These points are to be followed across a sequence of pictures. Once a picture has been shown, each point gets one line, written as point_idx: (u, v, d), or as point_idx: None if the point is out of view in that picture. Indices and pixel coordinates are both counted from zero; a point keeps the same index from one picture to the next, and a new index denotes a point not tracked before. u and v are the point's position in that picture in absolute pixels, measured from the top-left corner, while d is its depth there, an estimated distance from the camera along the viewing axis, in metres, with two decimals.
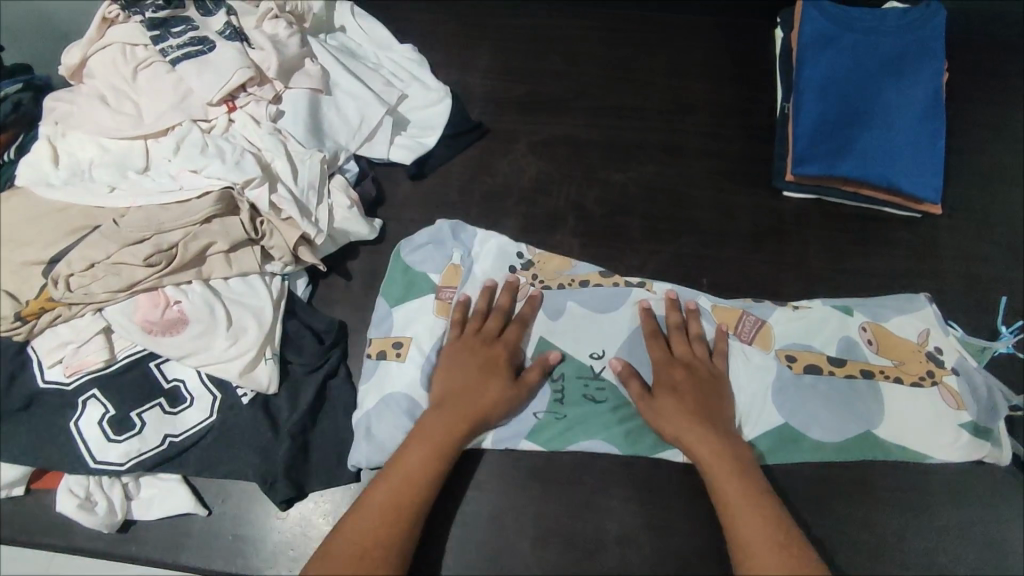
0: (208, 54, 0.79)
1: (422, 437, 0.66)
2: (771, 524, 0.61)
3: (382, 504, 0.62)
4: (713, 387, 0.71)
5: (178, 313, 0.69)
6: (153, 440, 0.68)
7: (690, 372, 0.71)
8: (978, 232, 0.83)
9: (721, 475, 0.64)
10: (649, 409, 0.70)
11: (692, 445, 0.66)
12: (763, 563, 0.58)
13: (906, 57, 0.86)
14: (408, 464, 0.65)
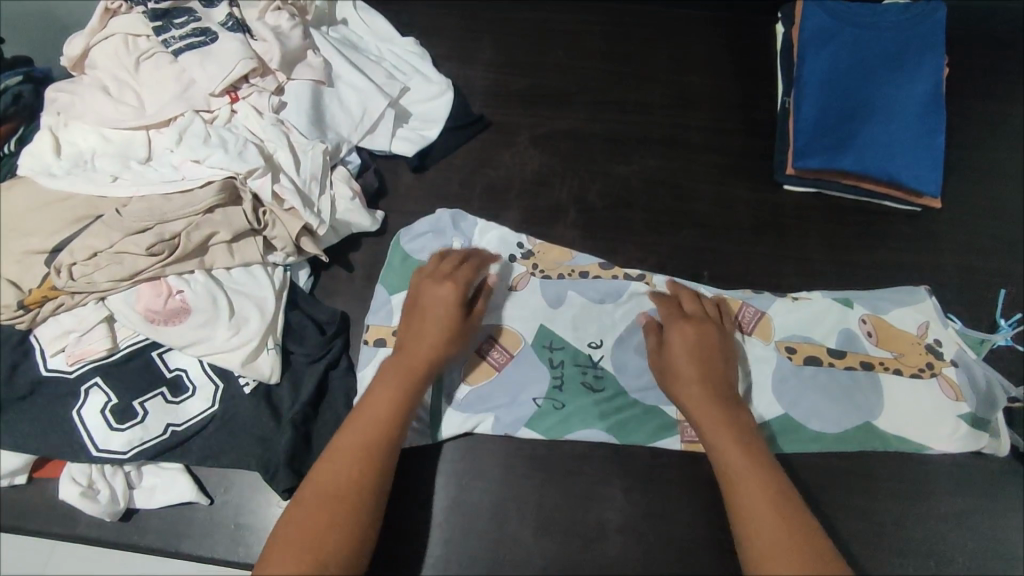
0: (210, 45, 0.79)
1: (388, 381, 0.65)
2: (770, 480, 0.59)
3: (353, 446, 0.61)
4: (718, 347, 0.69)
5: (181, 303, 0.69)
6: (155, 429, 0.68)
7: (697, 331, 0.70)
8: (978, 226, 0.84)
9: (724, 432, 0.63)
10: (657, 365, 0.70)
11: (698, 404, 0.65)
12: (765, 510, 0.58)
13: (907, 51, 0.86)
14: (376, 404, 0.64)
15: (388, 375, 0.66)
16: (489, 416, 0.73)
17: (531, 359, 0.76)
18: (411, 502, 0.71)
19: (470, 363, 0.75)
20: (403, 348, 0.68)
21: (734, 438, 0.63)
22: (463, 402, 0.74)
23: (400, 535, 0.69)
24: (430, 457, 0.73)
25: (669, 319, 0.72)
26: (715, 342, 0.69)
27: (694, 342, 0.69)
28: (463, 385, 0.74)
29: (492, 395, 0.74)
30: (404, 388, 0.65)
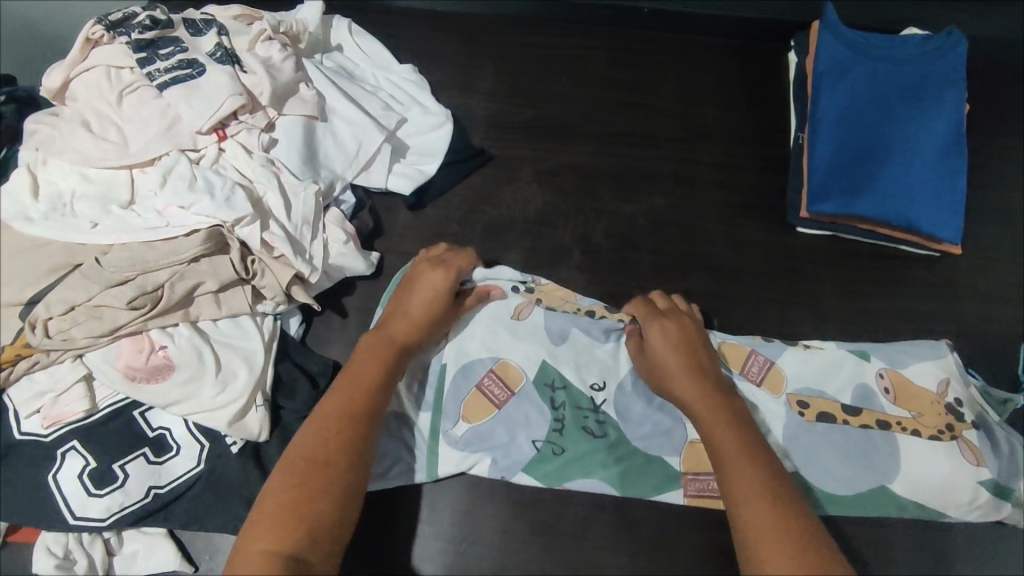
0: (197, 79, 0.75)
1: (360, 358, 0.63)
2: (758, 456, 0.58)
3: (331, 422, 0.58)
4: (697, 338, 0.69)
5: (164, 359, 0.66)
6: (136, 493, 0.65)
7: (678, 325, 0.69)
8: (999, 273, 0.80)
9: (712, 419, 0.62)
10: (644, 366, 0.70)
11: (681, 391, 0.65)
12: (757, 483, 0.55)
13: (926, 89, 0.83)
14: (358, 380, 0.61)
15: (371, 354, 0.64)
16: (486, 458, 0.69)
17: (532, 397, 0.72)
18: (406, 568, 0.68)
19: (470, 400, 0.72)
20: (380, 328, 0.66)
21: (723, 425, 0.61)
22: (460, 442, 0.70)
23: None
24: (426, 520, 0.69)
25: (646, 315, 0.70)
26: (695, 336, 0.69)
27: (675, 335, 0.68)
28: (461, 423, 0.71)
29: (490, 435, 0.70)
30: (385, 367, 0.63)
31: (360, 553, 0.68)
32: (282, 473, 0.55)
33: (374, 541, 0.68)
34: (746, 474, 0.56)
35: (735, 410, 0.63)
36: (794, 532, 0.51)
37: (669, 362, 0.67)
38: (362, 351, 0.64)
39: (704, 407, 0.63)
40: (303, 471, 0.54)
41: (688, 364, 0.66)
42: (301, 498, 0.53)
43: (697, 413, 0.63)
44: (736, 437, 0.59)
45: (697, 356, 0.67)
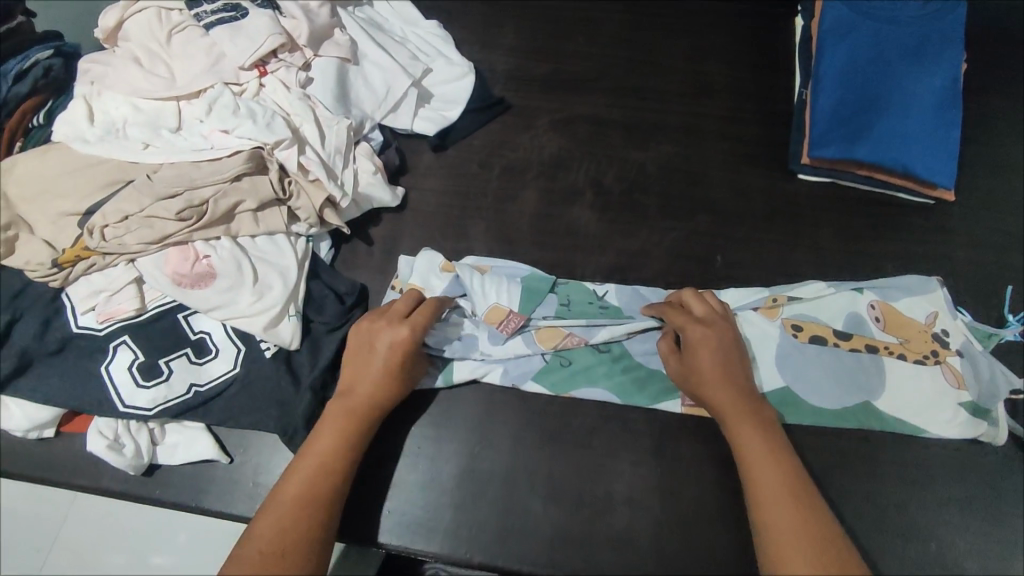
0: (241, 20, 0.80)
1: (328, 420, 0.67)
2: (781, 468, 0.62)
3: (325, 461, 0.64)
4: (735, 349, 0.70)
5: (207, 267, 0.72)
6: (179, 388, 0.71)
7: (716, 336, 0.69)
8: (989, 221, 0.85)
9: (737, 419, 0.66)
10: (678, 368, 0.70)
11: (709, 392, 0.68)
12: (771, 495, 0.60)
13: (927, 46, 0.86)
14: (347, 417, 0.67)
15: (352, 406, 0.68)
16: (497, 367, 0.76)
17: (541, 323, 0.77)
18: (423, 469, 0.73)
19: (490, 310, 0.77)
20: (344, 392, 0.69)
21: (754, 430, 0.65)
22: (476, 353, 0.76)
23: (411, 498, 0.71)
24: (445, 426, 0.74)
25: (684, 321, 0.71)
26: (732, 346, 0.70)
27: (715, 346, 0.69)
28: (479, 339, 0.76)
29: (503, 346, 0.76)
30: (345, 438, 0.66)
31: (383, 452, 0.73)
32: (281, 501, 0.61)
33: (395, 443, 0.74)
34: (771, 482, 0.61)
35: (763, 416, 0.66)
36: (823, 538, 0.58)
37: (704, 370, 0.68)
38: (337, 406, 0.68)
39: (732, 417, 0.66)
40: (299, 499, 0.61)
41: (723, 373, 0.68)
42: (286, 542, 0.58)
43: (727, 417, 0.66)
44: (765, 445, 0.64)
45: (730, 365, 0.69)
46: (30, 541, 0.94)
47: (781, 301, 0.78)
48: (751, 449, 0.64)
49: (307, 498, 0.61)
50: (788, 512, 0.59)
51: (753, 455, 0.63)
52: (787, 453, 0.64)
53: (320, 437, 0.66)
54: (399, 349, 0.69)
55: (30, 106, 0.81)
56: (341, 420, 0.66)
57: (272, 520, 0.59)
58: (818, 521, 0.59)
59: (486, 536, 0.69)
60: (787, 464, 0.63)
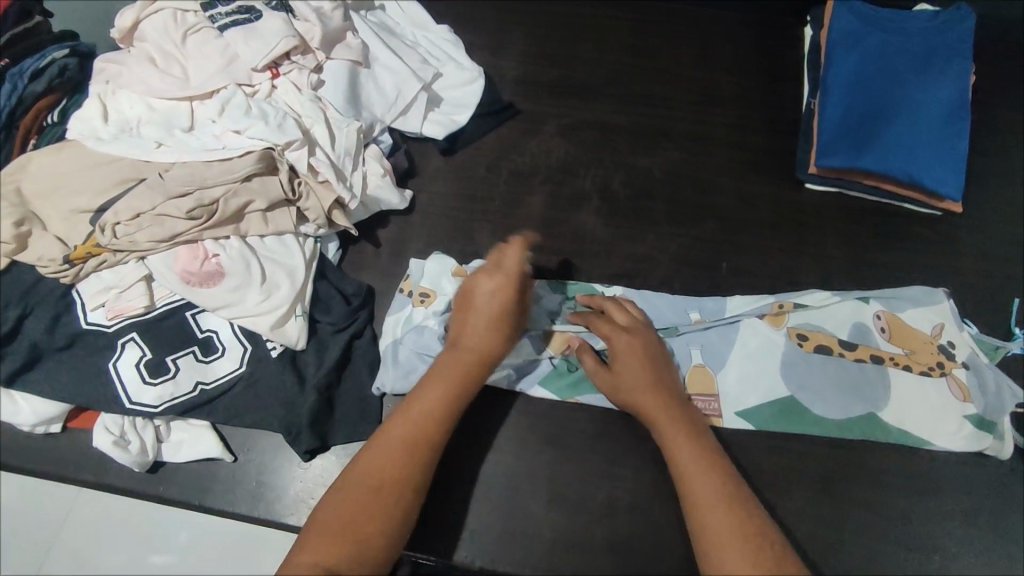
0: (254, 23, 0.81)
1: (433, 382, 0.64)
2: (711, 468, 0.61)
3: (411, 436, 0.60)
4: (657, 355, 0.70)
5: (216, 266, 0.72)
6: (185, 386, 0.71)
7: (639, 343, 0.70)
8: (997, 233, 0.85)
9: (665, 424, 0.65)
10: (605, 379, 0.70)
11: (639, 399, 0.67)
12: (703, 497, 0.59)
13: (935, 57, 0.87)
14: (440, 381, 0.63)
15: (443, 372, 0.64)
16: (507, 370, 0.75)
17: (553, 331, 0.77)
18: None
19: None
20: (453, 352, 0.66)
21: (680, 430, 0.64)
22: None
23: None
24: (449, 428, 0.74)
25: (609, 330, 0.71)
26: (656, 352, 0.71)
27: (639, 352, 0.69)
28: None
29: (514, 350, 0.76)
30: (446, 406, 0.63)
31: None
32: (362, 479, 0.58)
33: None
34: (700, 480, 0.61)
35: (691, 417, 0.66)
36: (753, 534, 0.57)
37: (633, 376, 0.68)
38: (444, 366, 0.65)
39: (662, 420, 0.65)
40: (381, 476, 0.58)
41: (651, 378, 0.68)
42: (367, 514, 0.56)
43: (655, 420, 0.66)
44: (693, 445, 0.63)
45: (656, 371, 0.69)
46: (32, 536, 0.95)
47: (787, 307, 0.78)
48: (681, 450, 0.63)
49: (397, 472, 0.59)
50: (717, 512, 0.58)
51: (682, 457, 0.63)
52: (717, 452, 0.64)
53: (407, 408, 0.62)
54: (507, 307, 0.67)
55: (45, 104, 0.82)
56: (443, 383, 0.63)
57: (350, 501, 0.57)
58: (746, 515, 0.58)
59: (487, 539, 0.69)
60: (716, 463, 0.62)
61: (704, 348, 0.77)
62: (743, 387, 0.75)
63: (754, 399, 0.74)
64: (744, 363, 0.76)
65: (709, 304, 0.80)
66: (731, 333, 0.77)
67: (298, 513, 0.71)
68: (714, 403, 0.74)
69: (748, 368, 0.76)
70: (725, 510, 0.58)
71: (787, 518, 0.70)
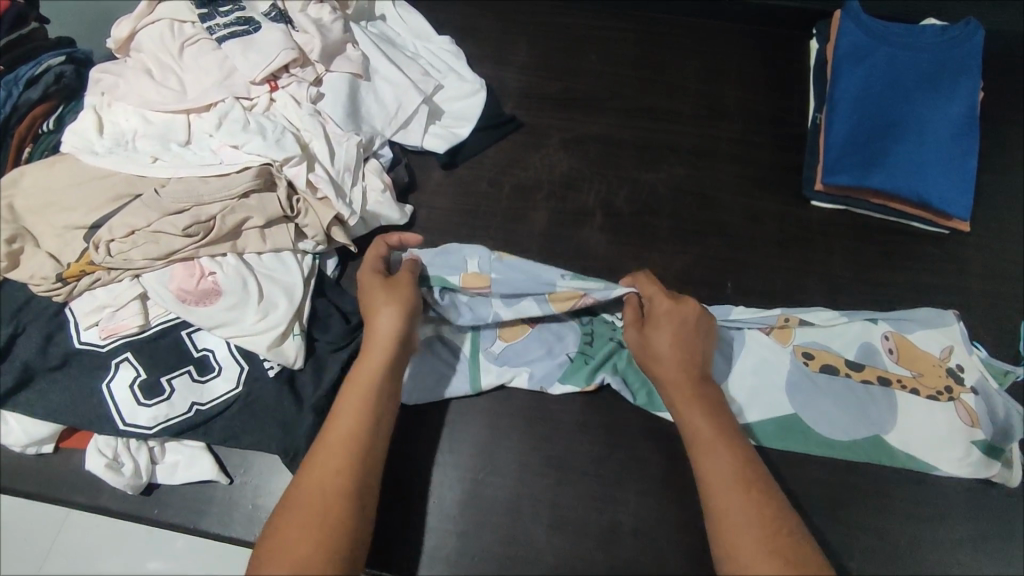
0: (253, 34, 0.80)
1: (358, 380, 0.63)
2: (730, 451, 0.60)
3: (350, 444, 0.60)
4: (698, 332, 0.68)
5: (212, 284, 0.71)
6: (180, 407, 0.70)
7: (682, 315, 0.68)
8: (1006, 252, 0.84)
9: (684, 403, 0.64)
10: (636, 343, 0.69)
11: (660, 373, 0.67)
12: (718, 478, 0.59)
13: (943, 74, 0.86)
14: (383, 343, 0.65)
15: (375, 346, 0.66)
16: (524, 370, 0.75)
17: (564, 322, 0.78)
18: (427, 495, 0.71)
19: (470, 273, 0.76)
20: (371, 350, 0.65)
21: (699, 410, 0.63)
22: (499, 358, 0.76)
23: (412, 523, 0.70)
24: (451, 450, 0.73)
25: (658, 296, 0.70)
26: (699, 329, 0.69)
27: (679, 326, 0.68)
28: (497, 341, 0.77)
29: (524, 352, 0.76)
30: (377, 401, 0.63)
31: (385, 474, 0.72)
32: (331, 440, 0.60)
33: (396, 465, 0.72)
34: (720, 470, 0.59)
35: (711, 398, 0.65)
36: (767, 520, 0.55)
37: (662, 350, 0.67)
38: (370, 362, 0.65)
39: (680, 400, 0.65)
40: (325, 479, 0.57)
41: (681, 355, 0.67)
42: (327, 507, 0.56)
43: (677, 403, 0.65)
44: (710, 425, 0.62)
45: (688, 348, 0.67)
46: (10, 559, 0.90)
47: (793, 321, 0.76)
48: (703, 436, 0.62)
49: (343, 469, 0.58)
50: (734, 496, 0.57)
51: (698, 437, 0.62)
52: (737, 436, 0.62)
53: (341, 409, 0.62)
54: (409, 303, 0.68)
55: (40, 112, 0.80)
56: (367, 378, 0.63)
57: (295, 514, 0.55)
58: (765, 504, 0.57)
59: (489, 567, 0.68)
60: (735, 448, 0.61)
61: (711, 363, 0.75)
62: (748, 406, 0.73)
63: (761, 417, 0.73)
64: (750, 381, 0.74)
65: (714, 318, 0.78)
66: (736, 346, 0.76)
67: None
68: None
69: (754, 386, 0.74)
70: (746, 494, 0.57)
71: None
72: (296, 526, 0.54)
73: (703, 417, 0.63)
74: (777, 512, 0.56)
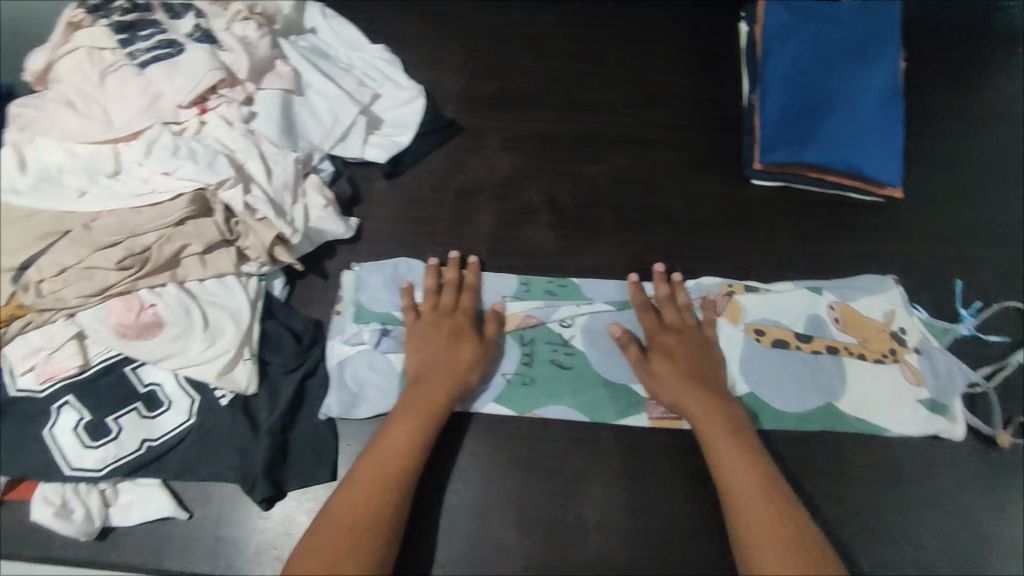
0: (177, 57, 0.77)
1: (405, 413, 0.67)
2: (754, 471, 0.64)
3: (384, 472, 0.64)
4: (704, 357, 0.72)
5: (153, 316, 0.69)
6: (130, 445, 0.68)
7: (686, 343, 0.73)
8: (938, 214, 0.87)
9: (708, 426, 0.67)
10: (642, 371, 0.72)
11: (677, 400, 0.69)
12: (743, 496, 0.63)
13: (867, 45, 0.88)
14: (432, 383, 0.69)
15: (426, 385, 0.69)
16: None
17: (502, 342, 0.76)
18: None
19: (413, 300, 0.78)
20: (422, 386, 0.69)
21: (722, 435, 0.66)
22: None
23: None
24: None
25: (654, 329, 0.74)
26: (702, 352, 0.73)
27: (677, 354, 0.72)
28: None
29: None
30: (418, 438, 0.66)
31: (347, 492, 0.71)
32: (369, 464, 0.65)
33: None
34: (746, 493, 0.63)
35: (731, 420, 0.68)
36: (789, 534, 0.60)
37: (669, 378, 0.70)
38: (414, 395, 0.68)
39: (703, 422, 0.67)
40: (360, 504, 0.62)
41: (691, 378, 0.70)
42: (357, 530, 0.61)
43: (701, 427, 0.67)
44: (732, 445, 0.66)
45: (699, 374, 0.71)
46: None
47: (737, 289, 0.79)
48: (729, 460, 0.65)
49: (375, 493, 0.63)
50: (760, 513, 0.61)
51: (722, 458, 0.65)
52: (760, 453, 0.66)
53: (385, 440, 0.66)
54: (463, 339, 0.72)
55: None
56: (418, 413, 0.67)
57: (339, 516, 0.61)
58: (789, 520, 0.61)
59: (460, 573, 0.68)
60: (759, 467, 0.65)
61: None
62: None
63: None
64: None
65: None
66: None
67: (261, 565, 0.70)
68: None
69: None
70: (771, 513, 0.61)
71: None
72: (321, 545, 0.59)
73: (727, 438, 0.66)
74: (801, 528, 0.61)
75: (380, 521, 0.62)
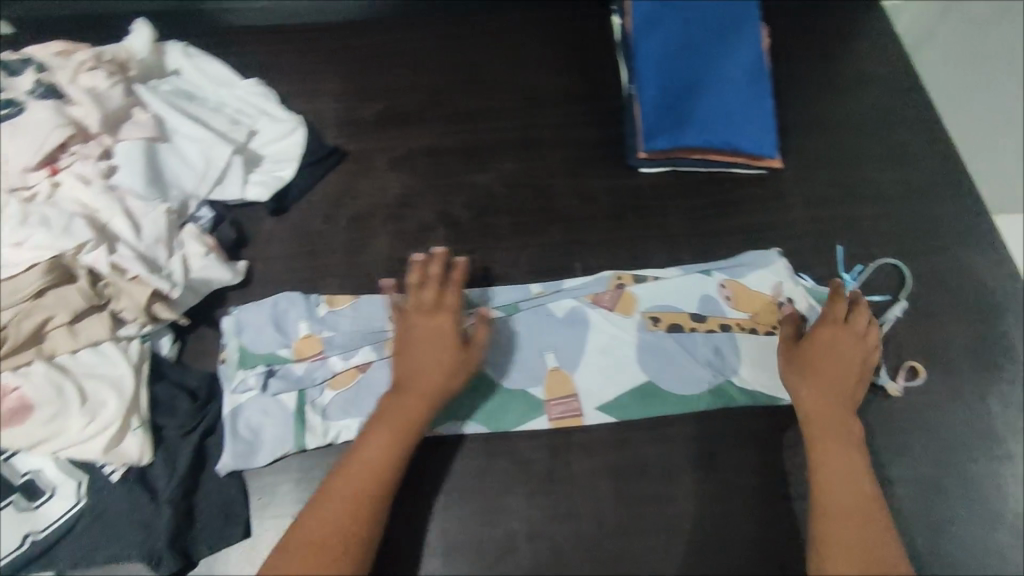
0: (17, 117, 0.71)
1: (382, 426, 0.64)
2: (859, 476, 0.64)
3: (370, 491, 0.61)
4: (856, 360, 0.70)
5: (19, 400, 0.63)
6: (8, 544, 0.63)
7: (858, 341, 0.71)
8: (814, 178, 0.91)
9: (827, 426, 0.67)
10: (790, 359, 0.71)
11: (806, 400, 0.68)
12: (837, 502, 0.63)
13: (727, 28, 0.91)
14: (424, 390, 0.65)
15: (414, 393, 0.65)
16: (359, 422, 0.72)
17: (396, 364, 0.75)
18: None
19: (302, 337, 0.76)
20: (409, 393, 0.65)
21: (838, 439, 0.66)
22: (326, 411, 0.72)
23: None
24: None
25: (831, 321, 0.71)
26: (852, 352, 0.70)
27: (845, 347, 0.70)
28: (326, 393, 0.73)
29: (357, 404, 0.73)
30: (396, 455, 0.63)
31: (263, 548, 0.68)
32: (348, 483, 0.61)
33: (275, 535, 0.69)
34: (850, 502, 0.62)
35: (849, 425, 0.67)
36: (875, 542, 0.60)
37: (827, 374, 0.69)
38: (394, 410, 0.65)
39: (821, 420, 0.67)
40: (323, 533, 0.58)
41: (837, 375, 0.69)
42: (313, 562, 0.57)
43: (819, 426, 0.67)
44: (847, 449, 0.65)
45: (847, 369, 0.70)
46: None
47: (626, 280, 0.81)
48: (832, 461, 0.65)
49: (344, 519, 0.59)
50: (845, 519, 0.61)
51: (832, 459, 0.65)
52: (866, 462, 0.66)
53: (375, 455, 0.62)
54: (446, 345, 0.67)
55: None
56: (393, 428, 0.64)
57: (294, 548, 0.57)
58: (875, 533, 0.60)
59: None
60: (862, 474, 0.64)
61: (559, 351, 0.77)
62: (604, 382, 0.76)
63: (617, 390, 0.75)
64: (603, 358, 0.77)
65: (556, 309, 0.79)
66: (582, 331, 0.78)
67: None
68: (575, 403, 0.75)
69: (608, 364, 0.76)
70: (862, 523, 0.61)
71: (676, 503, 0.71)
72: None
73: (839, 438, 0.66)
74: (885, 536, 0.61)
75: (344, 545, 0.58)
